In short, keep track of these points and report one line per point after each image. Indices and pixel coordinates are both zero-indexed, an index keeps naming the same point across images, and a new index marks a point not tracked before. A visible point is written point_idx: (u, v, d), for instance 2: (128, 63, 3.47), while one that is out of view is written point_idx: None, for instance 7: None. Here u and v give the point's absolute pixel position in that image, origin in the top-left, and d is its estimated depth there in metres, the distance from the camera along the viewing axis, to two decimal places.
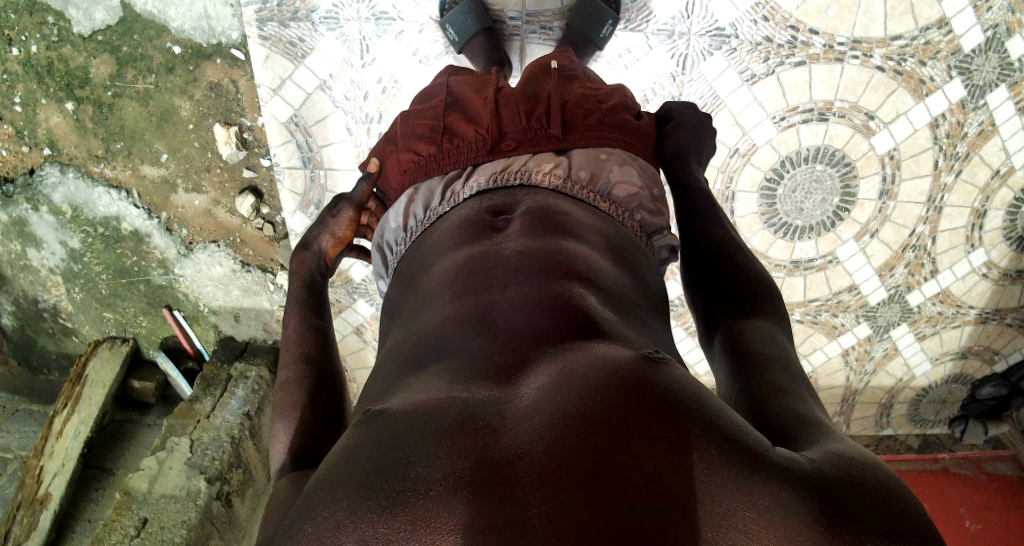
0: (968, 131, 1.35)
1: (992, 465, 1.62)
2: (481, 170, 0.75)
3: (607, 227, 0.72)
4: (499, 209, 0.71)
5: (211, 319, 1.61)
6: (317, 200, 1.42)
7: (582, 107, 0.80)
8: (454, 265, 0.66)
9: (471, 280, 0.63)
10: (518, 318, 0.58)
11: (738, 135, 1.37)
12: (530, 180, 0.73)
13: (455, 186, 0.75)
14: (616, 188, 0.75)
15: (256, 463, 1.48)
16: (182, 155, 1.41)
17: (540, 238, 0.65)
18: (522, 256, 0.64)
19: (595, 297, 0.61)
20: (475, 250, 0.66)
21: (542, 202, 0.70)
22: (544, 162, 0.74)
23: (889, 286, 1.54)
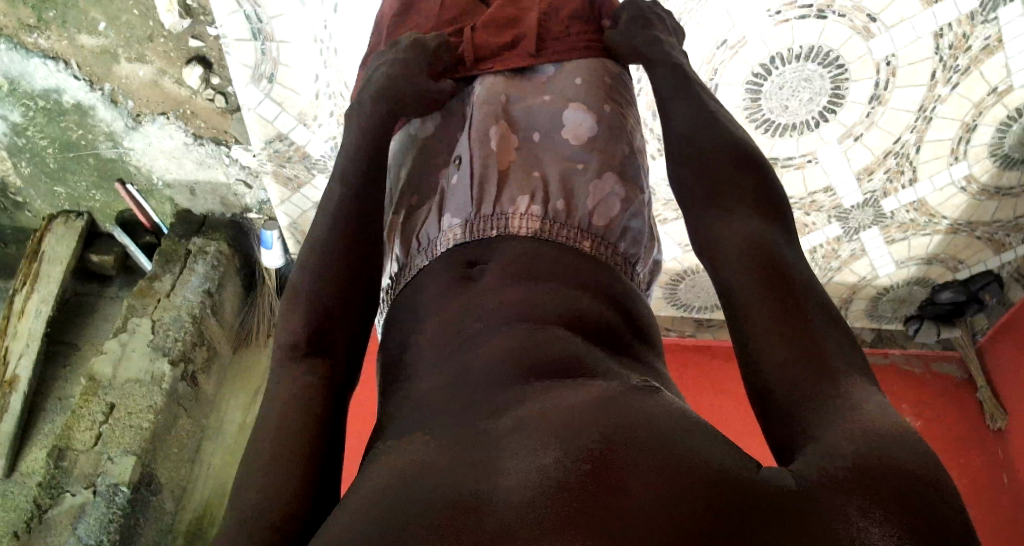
0: (973, 44, 1.25)
1: (939, 364, 1.80)
2: (454, 205, 0.69)
3: (596, 270, 0.66)
4: (479, 260, 0.66)
5: (167, 194, 1.58)
6: (270, 74, 1.31)
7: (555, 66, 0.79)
8: (436, 325, 0.63)
9: (460, 344, 0.60)
10: (501, 362, 0.56)
11: (729, 26, 1.26)
12: (509, 228, 0.66)
13: (432, 230, 0.70)
14: (598, 220, 0.69)
15: (219, 337, 1.54)
16: (121, 24, 1.28)
17: (527, 284, 0.62)
18: (509, 300, 0.61)
19: (580, 331, 0.59)
20: (455, 307, 0.63)
21: (521, 251, 0.65)
22: (519, 196, 0.68)
23: (866, 191, 1.50)
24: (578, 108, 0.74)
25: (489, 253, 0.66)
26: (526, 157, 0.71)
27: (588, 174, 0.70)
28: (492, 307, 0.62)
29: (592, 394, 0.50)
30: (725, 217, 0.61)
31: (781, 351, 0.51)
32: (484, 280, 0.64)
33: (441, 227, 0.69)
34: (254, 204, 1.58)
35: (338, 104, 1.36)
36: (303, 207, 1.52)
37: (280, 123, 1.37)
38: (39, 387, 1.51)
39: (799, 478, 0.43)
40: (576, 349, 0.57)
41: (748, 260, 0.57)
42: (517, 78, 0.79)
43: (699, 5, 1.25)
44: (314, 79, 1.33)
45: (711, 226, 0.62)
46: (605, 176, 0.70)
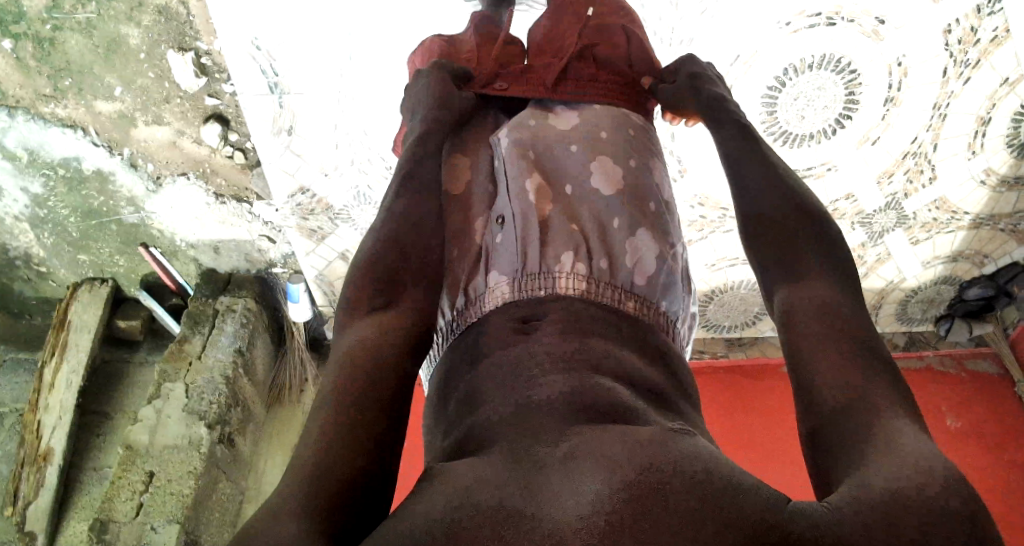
0: (981, 37, 1.25)
1: (974, 362, 1.77)
2: (501, 263, 0.68)
3: (637, 332, 0.66)
4: (532, 317, 0.65)
5: (190, 254, 1.59)
6: (289, 127, 1.34)
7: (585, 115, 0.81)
8: (486, 374, 0.61)
9: (517, 392, 0.58)
10: (565, 400, 0.55)
11: (741, 41, 1.26)
12: (555, 288, 0.65)
13: (477, 284, 0.69)
14: (640, 279, 0.68)
15: (252, 397, 1.54)
16: (137, 87, 1.30)
17: (578, 339, 0.62)
18: (557, 357, 0.60)
19: (628, 389, 0.58)
20: (509, 358, 0.61)
21: (570, 310, 0.64)
22: (563, 253, 0.67)
23: (886, 194, 1.50)
24: (608, 161, 0.74)
25: (542, 316, 0.64)
26: (567, 209, 0.70)
27: (629, 231, 0.69)
28: (543, 357, 0.60)
29: (643, 430, 0.51)
30: (798, 283, 0.65)
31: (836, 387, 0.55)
32: (538, 333, 0.63)
33: (486, 286, 0.68)
34: (279, 259, 1.59)
35: (357, 152, 1.38)
36: (330, 256, 1.54)
37: (302, 175, 1.40)
38: (72, 457, 1.49)
39: (832, 509, 0.45)
40: (638, 408, 0.56)
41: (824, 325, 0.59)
42: (540, 127, 0.78)
43: (708, 23, 1.24)
44: (334, 129, 1.35)
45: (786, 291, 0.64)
46: (644, 234, 0.69)
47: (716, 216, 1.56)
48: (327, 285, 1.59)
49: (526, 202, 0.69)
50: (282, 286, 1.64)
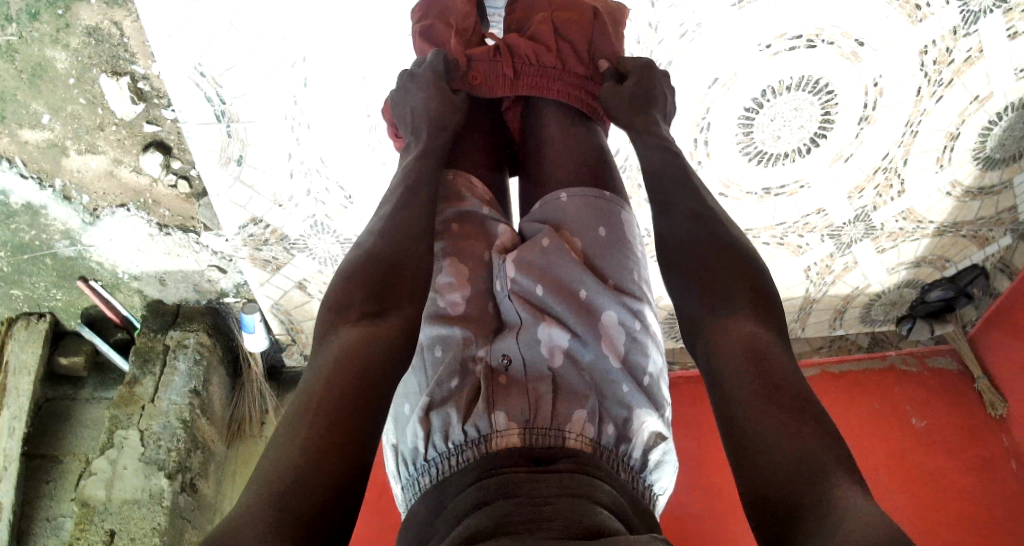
0: (956, 57, 1.28)
1: (932, 360, 1.76)
2: (510, 407, 0.66)
3: (632, 499, 0.65)
4: (544, 459, 0.63)
5: (134, 285, 1.47)
6: (238, 156, 1.27)
7: (591, 241, 0.77)
8: (488, 497, 0.59)
9: (531, 510, 0.56)
10: (554, 527, 0.54)
11: (721, 63, 1.26)
12: (565, 449, 0.64)
13: (480, 421, 0.65)
14: (637, 451, 0.69)
15: (212, 437, 1.46)
16: (67, 114, 1.20)
17: (587, 485, 0.60)
18: (565, 496, 0.58)
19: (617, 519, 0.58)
20: (518, 490, 0.59)
21: (582, 464, 0.63)
22: (575, 411, 0.67)
23: (856, 207, 1.51)
24: (619, 315, 0.72)
25: (558, 462, 0.62)
26: (574, 362, 0.70)
27: (636, 399, 0.69)
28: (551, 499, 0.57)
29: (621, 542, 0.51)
30: (722, 319, 0.65)
31: (780, 454, 0.54)
32: (558, 469, 0.61)
33: (490, 424, 0.65)
34: (230, 288, 1.49)
35: (314, 181, 1.33)
36: (286, 286, 1.47)
37: (253, 207, 1.34)
38: (22, 508, 1.37)
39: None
40: (622, 532, 0.56)
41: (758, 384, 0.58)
42: (550, 259, 0.75)
43: (689, 46, 1.24)
44: (288, 158, 1.30)
45: (712, 340, 0.64)
46: (645, 406, 0.69)
47: None
48: (284, 314, 1.52)
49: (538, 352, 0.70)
50: (236, 316, 1.55)
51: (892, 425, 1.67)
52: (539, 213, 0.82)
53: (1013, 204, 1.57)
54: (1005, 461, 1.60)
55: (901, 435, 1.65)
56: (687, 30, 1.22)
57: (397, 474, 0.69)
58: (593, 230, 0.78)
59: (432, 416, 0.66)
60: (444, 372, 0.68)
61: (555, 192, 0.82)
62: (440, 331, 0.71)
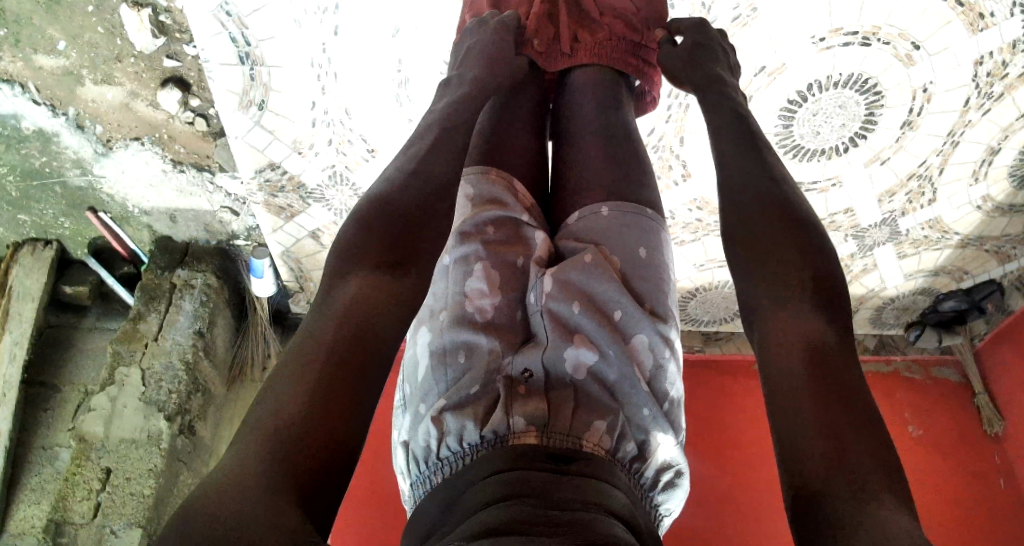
0: (1011, 71, 1.23)
1: (937, 369, 1.75)
2: (528, 407, 0.67)
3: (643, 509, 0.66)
4: (562, 457, 0.64)
5: (144, 220, 1.46)
6: (260, 100, 1.24)
7: (629, 263, 0.76)
8: (493, 493, 0.59)
9: (539, 511, 0.56)
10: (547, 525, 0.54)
11: (768, 52, 1.22)
12: (581, 453, 0.65)
13: (495, 419, 0.66)
14: (650, 470, 0.71)
15: (212, 379, 1.45)
16: (83, 43, 1.15)
17: (595, 486, 0.60)
18: (567, 498, 0.58)
19: (622, 525, 0.57)
20: (523, 486, 0.59)
21: (597, 467, 0.63)
22: (594, 421, 0.67)
23: (884, 212, 1.47)
24: (650, 339, 0.72)
25: (573, 461, 0.63)
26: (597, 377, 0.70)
27: (656, 424, 0.70)
28: (552, 499, 0.58)
29: None
30: (780, 293, 0.58)
31: (818, 448, 0.49)
32: (572, 469, 0.62)
33: (509, 426, 0.65)
34: (241, 230, 1.48)
35: (336, 131, 1.30)
36: (298, 234, 1.45)
37: (272, 152, 1.31)
38: (20, 435, 1.39)
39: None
40: (626, 538, 0.55)
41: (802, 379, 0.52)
42: (587, 274, 0.73)
43: (741, 31, 1.20)
44: (312, 107, 1.27)
45: (765, 337, 0.57)
46: (665, 429, 0.70)
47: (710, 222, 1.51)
48: (295, 262, 1.50)
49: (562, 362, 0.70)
50: (246, 259, 1.54)
51: (890, 427, 1.66)
52: (574, 227, 0.81)
53: None
54: (997, 476, 1.60)
55: (896, 437, 1.64)
56: (740, 14, 1.18)
57: (407, 470, 0.70)
58: (632, 254, 0.77)
59: (448, 418, 0.66)
60: (465, 380, 0.68)
61: (594, 204, 0.81)
62: (465, 338, 0.70)
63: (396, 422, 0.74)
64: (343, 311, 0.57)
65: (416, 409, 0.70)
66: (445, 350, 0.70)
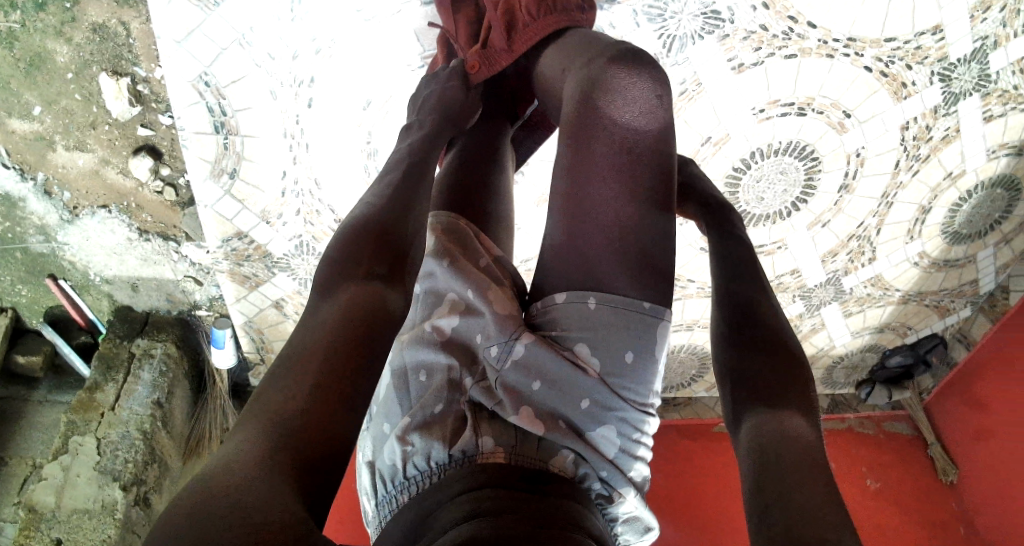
0: (934, 134, 1.36)
1: (890, 424, 1.75)
2: (496, 431, 0.67)
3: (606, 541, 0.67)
4: (534, 476, 0.64)
5: (105, 289, 1.42)
6: (232, 169, 1.25)
7: (613, 363, 0.72)
8: (468, 507, 0.60)
9: (519, 527, 0.57)
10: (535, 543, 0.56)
11: (713, 123, 1.31)
12: (549, 471, 0.66)
13: (462, 439, 0.66)
14: (615, 510, 0.71)
15: (170, 451, 1.40)
16: (59, 108, 1.18)
17: (567, 508, 0.62)
18: (545, 515, 0.60)
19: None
20: (499, 502, 0.60)
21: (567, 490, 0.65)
22: (562, 448, 0.68)
23: (829, 270, 1.57)
24: (617, 428, 0.71)
25: (548, 483, 0.64)
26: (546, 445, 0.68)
27: (616, 481, 0.70)
28: (531, 516, 0.59)
29: None
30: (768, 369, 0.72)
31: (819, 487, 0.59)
32: (548, 490, 0.63)
33: (477, 446, 0.66)
34: (204, 301, 1.44)
35: (305, 201, 1.31)
36: (261, 304, 1.43)
37: (240, 221, 1.31)
38: None
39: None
40: None
41: (795, 445, 0.63)
42: (557, 362, 0.70)
43: (688, 104, 1.29)
44: (281, 176, 1.28)
45: (755, 418, 0.68)
46: (623, 488, 0.70)
47: None
48: (256, 332, 1.47)
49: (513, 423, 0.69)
50: (207, 329, 1.49)
51: (848, 480, 1.64)
52: (562, 305, 0.75)
53: (975, 277, 1.63)
54: (956, 525, 1.59)
55: (853, 490, 1.62)
56: (687, 89, 1.27)
57: (372, 490, 0.69)
58: (616, 355, 0.72)
59: (414, 437, 0.66)
60: (431, 395, 0.69)
61: (585, 291, 0.74)
62: (423, 358, 0.72)
63: (362, 445, 0.74)
64: (337, 316, 0.60)
65: (382, 428, 0.71)
66: (408, 367, 0.72)
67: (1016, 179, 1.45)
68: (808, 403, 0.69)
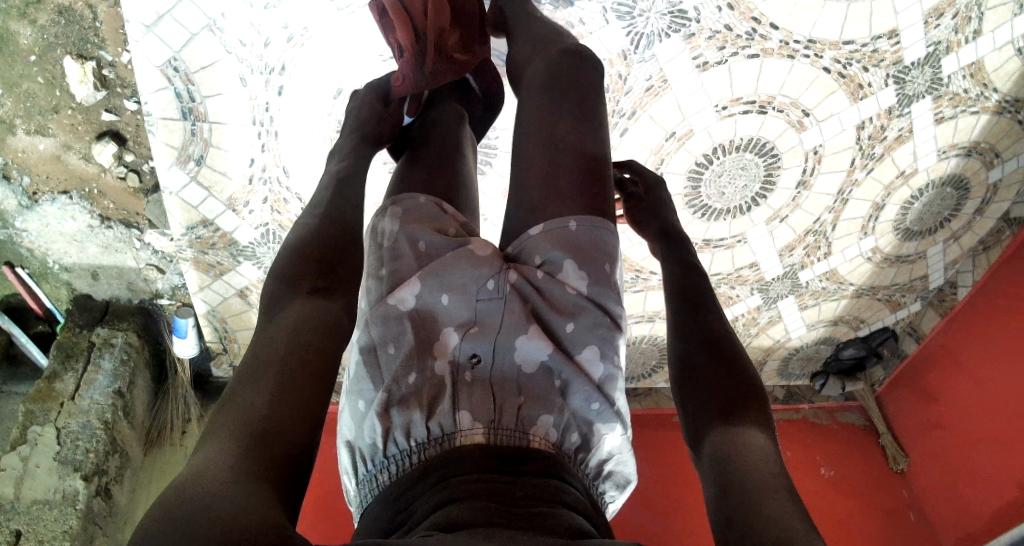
0: (888, 134, 1.42)
1: (842, 415, 1.83)
2: (474, 404, 0.68)
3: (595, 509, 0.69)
4: (513, 458, 0.65)
5: (63, 277, 1.39)
6: (199, 156, 1.23)
7: (595, 278, 0.76)
8: (463, 481, 0.62)
9: (509, 506, 0.60)
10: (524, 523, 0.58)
11: (678, 120, 1.35)
12: (531, 448, 0.67)
13: (444, 412, 0.67)
14: (593, 461, 0.74)
15: (131, 443, 1.38)
16: (20, 91, 1.15)
17: (552, 480, 0.64)
18: (532, 485, 0.63)
19: (582, 517, 0.63)
20: (487, 479, 0.62)
21: (547, 462, 0.66)
22: (541, 415, 0.69)
23: (786, 264, 1.62)
24: (599, 347, 0.75)
25: (532, 458, 0.66)
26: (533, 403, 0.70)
27: (602, 415, 0.73)
28: (518, 491, 0.61)
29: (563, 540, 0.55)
30: (728, 368, 0.77)
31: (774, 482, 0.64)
32: (528, 469, 0.64)
33: (456, 422, 0.66)
34: (166, 289, 1.42)
35: (272, 189, 1.30)
36: (225, 292, 1.41)
37: (206, 208, 1.29)
38: None
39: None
40: (586, 529, 0.61)
41: (753, 455, 0.67)
42: (543, 283, 0.75)
43: (653, 100, 1.32)
44: (249, 164, 1.27)
45: (717, 431, 0.71)
46: (606, 424, 0.74)
47: (628, 278, 1.59)
48: (219, 321, 1.45)
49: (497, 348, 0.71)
50: (170, 320, 1.46)
51: (803, 471, 1.69)
52: (539, 238, 0.76)
53: (925, 273, 1.70)
54: (906, 510, 1.67)
55: (809, 481, 1.68)
56: (653, 85, 1.31)
57: (354, 470, 0.69)
58: (599, 267, 0.76)
59: (393, 414, 0.66)
60: (401, 368, 0.69)
61: (561, 217, 0.76)
62: (387, 331, 0.71)
63: (343, 415, 0.73)
64: (298, 324, 0.63)
65: (358, 406, 0.71)
66: (375, 343, 0.72)
67: (964, 178, 1.52)
68: (762, 409, 0.74)
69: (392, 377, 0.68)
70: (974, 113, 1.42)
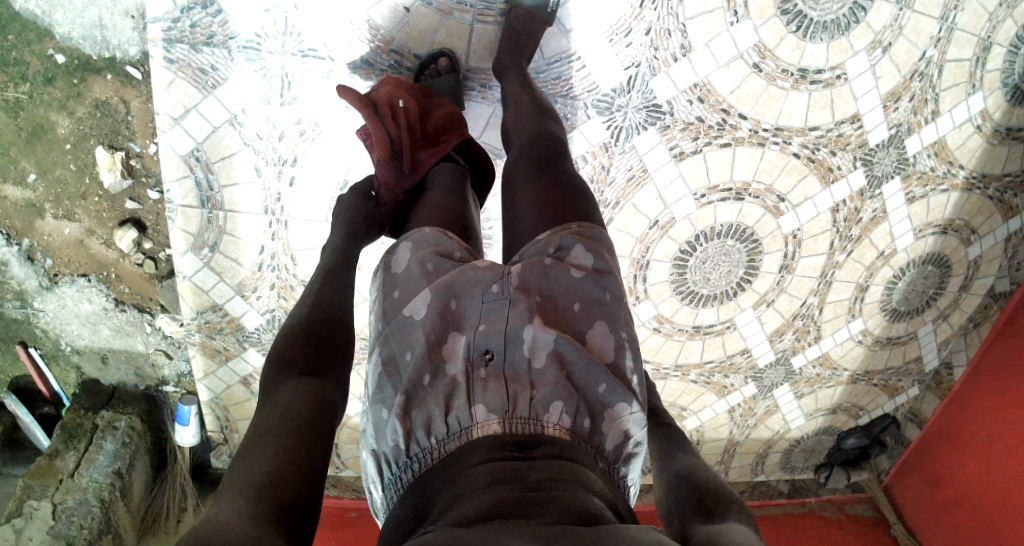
0: (863, 216, 1.51)
1: (851, 507, 1.81)
2: (489, 399, 0.72)
3: (614, 490, 0.71)
4: (527, 445, 0.69)
5: (74, 360, 1.41)
6: (213, 243, 1.30)
7: (596, 263, 0.82)
8: (482, 471, 0.65)
9: (523, 493, 0.62)
10: (536, 506, 0.61)
11: (660, 208, 1.44)
12: (544, 436, 0.70)
13: (460, 411, 0.71)
14: (610, 443, 0.75)
15: (125, 524, 1.37)
16: (53, 178, 1.24)
17: (567, 465, 0.67)
18: (546, 468, 0.66)
19: (598, 498, 0.65)
20: (503, 468, 0.65)
21: (560, 448, 0.69)
22: (553, 401, 0.73)
23: (777, 350, 1.66)
24: (605, 324, 0.80)
25: (544, 445, 0.69)
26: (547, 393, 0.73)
27: (613, 395, 0.75)
28: (534, 478, 0.64)
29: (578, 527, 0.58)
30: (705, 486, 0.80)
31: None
32: (542, 455, 0.67)
33: (472, 415, 0.71)
34: (172, 376, 1.44)
35: (280, 275, 1.36)
36: (230, 380, 1.43)
37: (216, 293, 1.35)
38: None
39: None
40: (602, 511, 0.63)
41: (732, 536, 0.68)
42: (547, 274, 0.79)
43: (636, 190, 1.42)
44: (260, 251, 1.33)
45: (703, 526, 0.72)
46: (620, 404, 0.76)
47: None
48: (221, 409, 1.45)
49: (508, 337, 0.75)
50: (172, 407, 1.46)
51: None
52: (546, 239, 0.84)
53: (918, 354, 1.73)
54: None
55: None
56: (634, 175, 1.40)
57: (379, 474, 0.74)
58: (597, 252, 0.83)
59: (413, 415, 0.72)
60: (415, 368, 0.73)
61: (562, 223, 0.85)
62: (404, 338, 0.76)
63: (364, 427, 0.77)
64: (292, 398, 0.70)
65: (380, 414, 0.74)
66: (395, 354, 0.76)
67: (944, 256, 1.60)
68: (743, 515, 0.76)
69: (410, 380, 0.73)
70: (944, 190, 1.51)
